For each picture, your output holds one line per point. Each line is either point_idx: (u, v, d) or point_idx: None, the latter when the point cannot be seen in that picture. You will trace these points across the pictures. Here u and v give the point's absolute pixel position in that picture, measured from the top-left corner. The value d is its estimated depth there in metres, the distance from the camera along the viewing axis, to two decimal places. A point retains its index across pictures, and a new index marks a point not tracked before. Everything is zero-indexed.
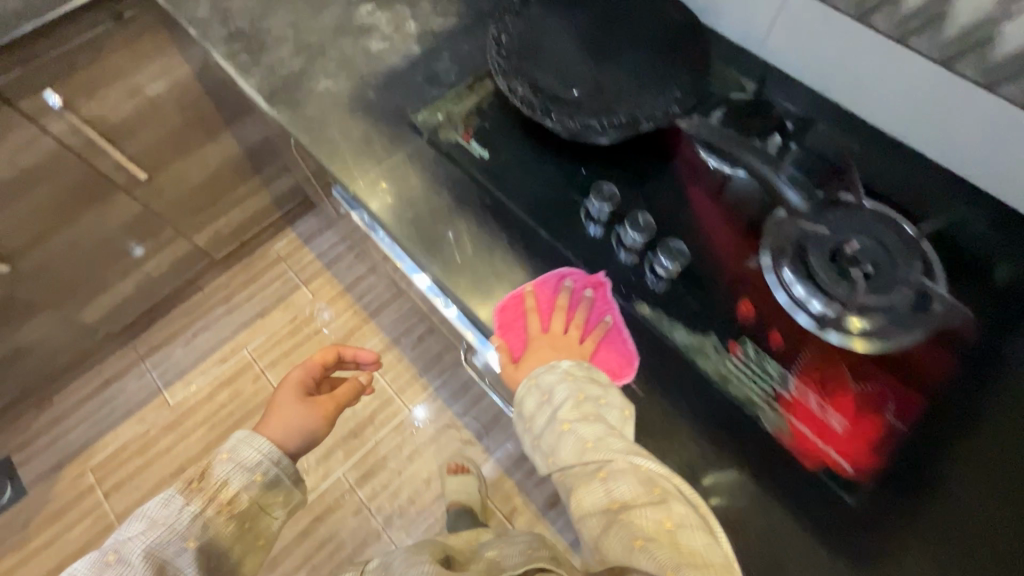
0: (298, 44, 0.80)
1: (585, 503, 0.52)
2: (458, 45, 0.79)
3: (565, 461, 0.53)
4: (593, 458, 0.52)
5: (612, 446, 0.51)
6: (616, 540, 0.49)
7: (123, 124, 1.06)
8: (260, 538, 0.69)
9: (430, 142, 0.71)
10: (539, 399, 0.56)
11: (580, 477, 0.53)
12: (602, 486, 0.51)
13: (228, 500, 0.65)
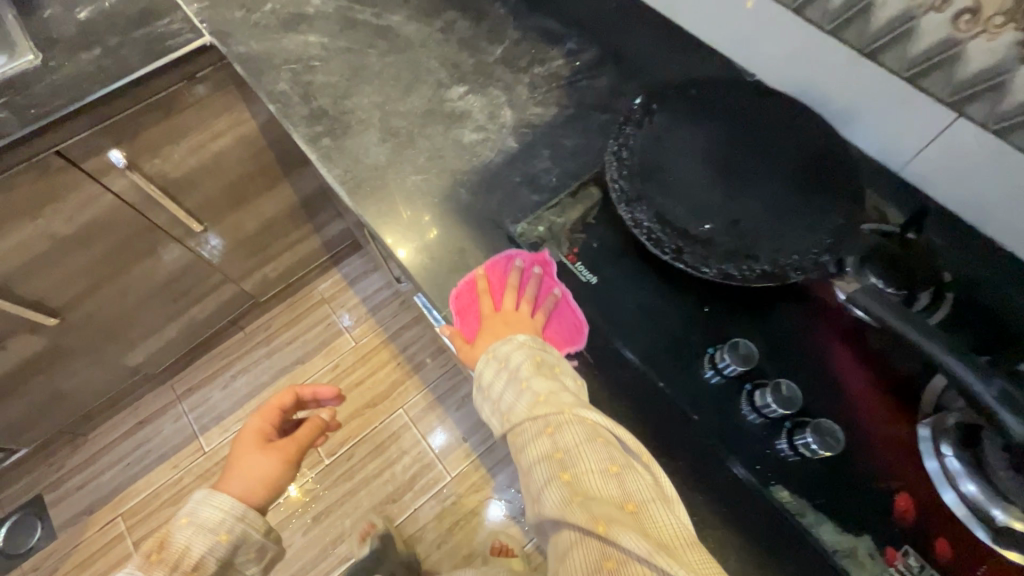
0: (385, 129, 0.74)
1: (527, 456, 0.51)
2: (560, 140, 0.72)
3: (515, 418, 0.52)
4: (543, 412, 0.51)
5: (561, 398, 0.51)
6: (552, 493, 0.47)
7: (184, 178, 1.02)
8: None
9: (527, 257, 0.64)
10: (497, 367, 0.55)
11: (522, 430, 0.52)
12: (548, 439, 0.50)
13: (193, 569, 0.62)
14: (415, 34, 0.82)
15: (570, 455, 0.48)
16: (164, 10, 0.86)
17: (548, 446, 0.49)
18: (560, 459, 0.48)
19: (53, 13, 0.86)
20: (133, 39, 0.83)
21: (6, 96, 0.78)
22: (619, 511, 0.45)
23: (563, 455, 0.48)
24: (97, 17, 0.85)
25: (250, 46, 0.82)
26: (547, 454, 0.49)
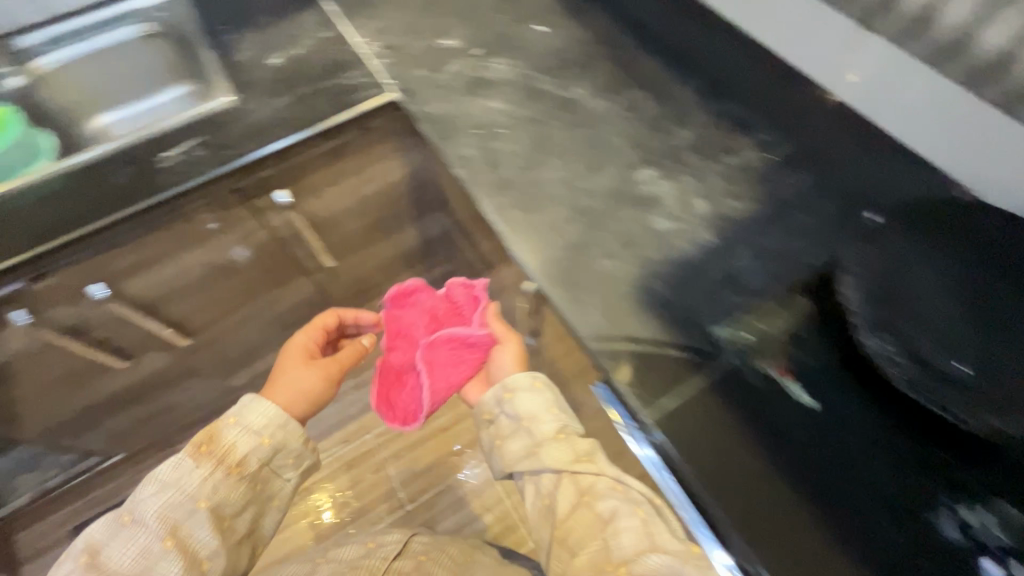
0: (573, 206, 0.72)
1: (604, 511, 0.61)
2: (759, 240, 0.69)
3: (598, 492, 0.63)
4: (635, 495, 0.62)
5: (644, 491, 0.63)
6: (627, 539, 0.59)
7: (330, 218, 1.03)
8: (274, 500, 0.72)
9: (738, 370, 0.60)
10: (544, 409, 0.70)
11: (601, 492, 0.63)
12: (633, 505, 0.61)
13: (237, 467, 0.68)
14: (602, 109, 0.81)
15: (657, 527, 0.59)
16: (352, 62, 0.88)
17: (632, 509, 0.61)
18: (646, 525, 0.59)
19: (247, 55, 0.90)
20: (321, 88, 0.85)
21: (203, 135, 0.81)
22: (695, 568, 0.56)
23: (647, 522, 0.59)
24: (288, 63, 0.88)
25: (435, 105, 0.83)
26: (636, 530, 0.59)
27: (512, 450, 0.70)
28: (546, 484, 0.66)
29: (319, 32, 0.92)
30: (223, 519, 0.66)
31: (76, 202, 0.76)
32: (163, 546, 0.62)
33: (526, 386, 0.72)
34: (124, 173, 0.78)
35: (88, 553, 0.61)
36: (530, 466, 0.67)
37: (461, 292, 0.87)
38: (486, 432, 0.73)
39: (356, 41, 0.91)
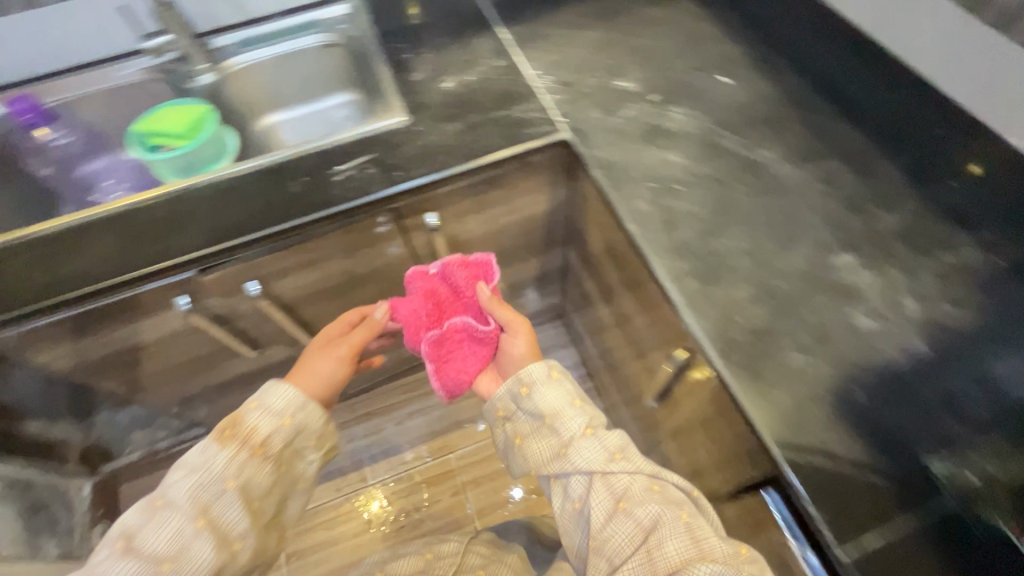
0: (759, 285, 0.65)
1: (644, 517, 0.64)
2: (987, 360, 0.59)
3: (636, 494, 0.66)
4: (674, 498, 0.65)
5: (675, 494, 0.66)
6: (672, 543, 0.60)
7: (466, 242, 1.02)
8: (294, 483, 0.73)
9: (956, 516, 0.52)
10: (565, 402, 0.75)
11: (637, 497, 0.65)
12: (671, 504, 0.64)
13: (261, 449, 0.68)
14: (794, 178, 0.74)
15: (699, 529, 0.62)
16: (525, 95, 0.86)
17: (674, 512, 0.63)
18: (690, 530, 0.62)
19: (421, 76, 0.90)
20: (491, 118, 0.84)
21: (375, 153, 0.82)
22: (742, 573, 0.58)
23: (690, 529, 0.62)
24: (460, 88, 0.88)
25: (608, 150, 0.79)
26: (682, 536, 0.61)
27: (540, 451, 0.73)
28: (579, 488, 0.69)
29: (494, 60, 0.91)
30: (249, 500, 0.66)
31: (254, 205, 0.78)
32: (194, 527, 0.62)
33: (543, 378, 0.76)
34: (300, 182, 0.80)
35: (126, 537, 0.61)
36: (566, 469, 0.70)
37: (461, 275, 0.82)
38: (511, 432, 0.77)
39: (529, 72, 0.89)
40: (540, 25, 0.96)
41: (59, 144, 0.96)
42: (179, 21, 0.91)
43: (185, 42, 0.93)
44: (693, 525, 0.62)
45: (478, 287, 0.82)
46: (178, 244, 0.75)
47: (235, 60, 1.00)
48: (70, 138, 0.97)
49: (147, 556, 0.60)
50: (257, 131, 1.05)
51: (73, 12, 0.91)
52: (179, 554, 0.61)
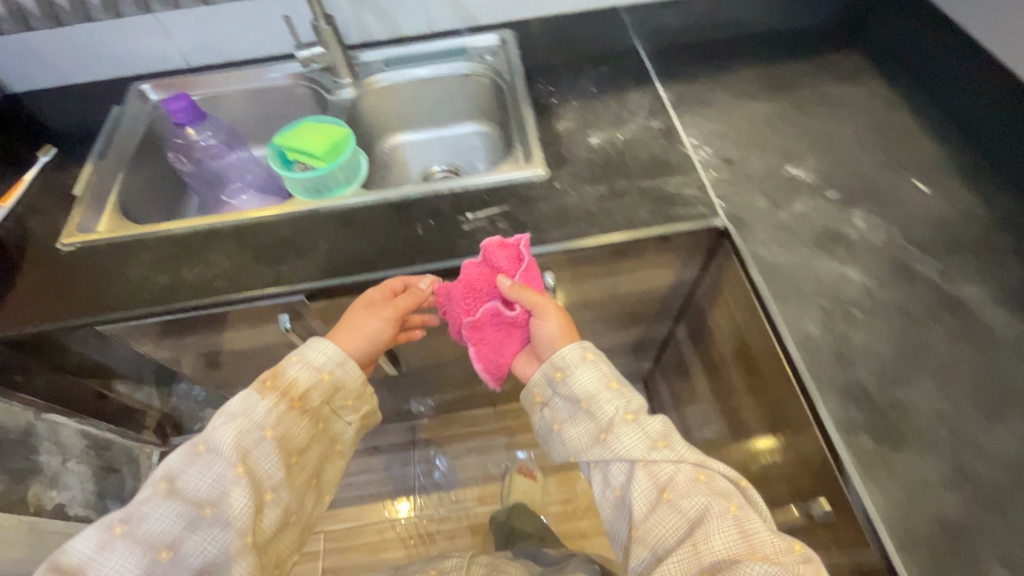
0: (954, 463, 0.53)
1: (689, 510, 0.60)
2: None
3: (679, 483, 0.62)
4: (724, 493, 0.61)
5: (719, 484, 0.62)
6: (718, 538, 0.57)
7: (576, 304, 0.94)
8: (329, 442, 0.69)
9: None
10: (598, 387, 0.68)
11: (682, 487, 0.61)
12: (714, 498, 0.60)
13: (301, 401, 0.65)
14: (1007, 330, 0.61)
15: (749, 526, 0.58)
16: (679, 167, 0.77)
17: (719, 507, 0.59)
18: (738, 527, 0.58)
19: (566, 126, 0.84)
20: (640, 187, 0.76)
21: (508, 206, 0.76)
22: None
23: (738, 525, 0.58)
24: (608, 147, 0.81)
25: (773, 251, 0.68)
26: (732, 534, 0.57)
27: (576, 438, 0.68)
28: (619, 477, 0.65)
29: (648, 121, 0.83)
30: (286, 454, 0.63)
31: (374, 242, 0.74)
32: (234, 476, 0.58)
33: (577, 361, 0.69)
34: (426, 224, 0.75)
35: (166, 479, 0.58)
36: (606, 458, 0.65)
37: (500, 257, 0.67)
38: (546, 414, 0.72)
39: (688, 142, 0.80)
40: (703, 88, 0.87)
41: (204, 146, 0.91)
42: (335, 39, 0.90)
43: (335, 56, 0.92)
44: (740, 520, 0.58)
45: (503, 280, 0.66)
46: (295, 271, 0.73)
47: (378, 78, 0.97)
48: (214, 139, 0.91)
49: (187, 500, 0.57)
50: (384, 149, 1.03)
51: (240, 12, 0.93)
52: (220, 499, 0.58)
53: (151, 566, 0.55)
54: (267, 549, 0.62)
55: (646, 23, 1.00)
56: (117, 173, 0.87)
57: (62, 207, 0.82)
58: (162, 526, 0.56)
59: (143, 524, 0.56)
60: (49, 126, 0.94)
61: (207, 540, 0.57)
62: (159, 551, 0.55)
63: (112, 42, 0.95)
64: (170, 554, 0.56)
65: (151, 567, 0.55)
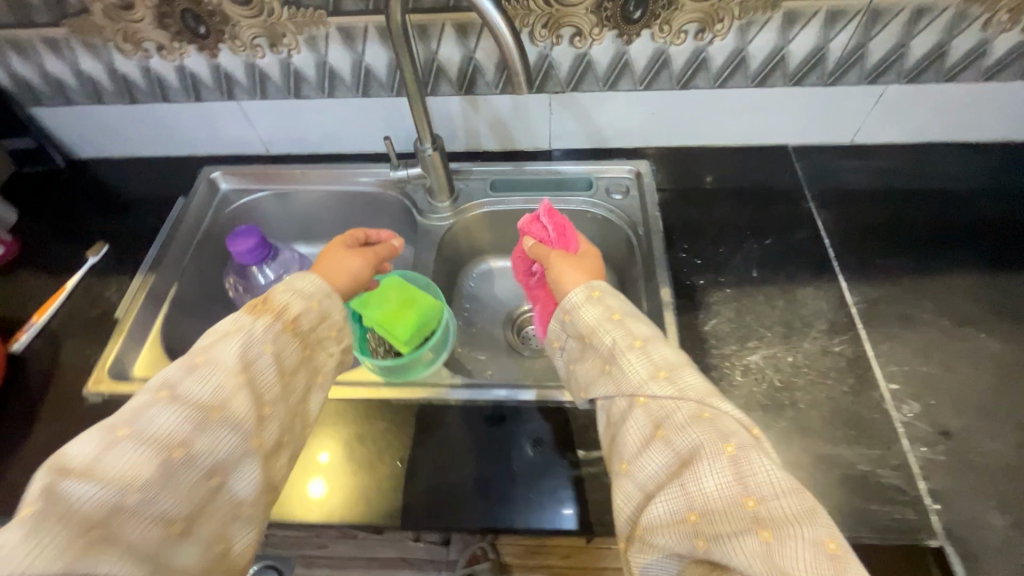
0: None
1: (681, 446, 0.44)
2: None
3: (674, 418, 0.46)
4: (721, 427, 0.44)
5: (727, 424, 0.45)
6: (708, 474, 0.42)
7: None
8: (316, 377, 0.48)
9: None
10: (601, 313, 0.55)
11: (681, 423, 0.45)
12: (717, 436, 0.44)
13: (297, 325, 0.46)
14: None
15: (750, 467, 0.41)
16: (875, 431, 0.57)
17: (716, 444, 0.43)
18: (735, 468, 0.41)
19: (717, 328, 0.65)
20: (818, 453, 0.56)
21: None
22: (823, 560, 0.35)
23: (736, 467, 0.42)
24: (773, 374, 0.61)
25: None
26: (727, 482, 0.41)
27: (583, 374, 0.55)
28: (620, 411, 0.50)
29: (829, 340, 0.63)
30: (284, 374, 0.44)
31: (454, 471, 0.58)
32: (238, 381, 0.41)
33: (582, 300, 0.57)
34: (521, 454, 0.58)
35: (163, 386, 0.40)
36: (609, 392, 0.51)
37: (540, 227, 0.69)
38: (558, 356, 0.59)
39: (886, 389, 0.59)
40: (905, 298, 0.66)
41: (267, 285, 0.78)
42: (440, 164, 0.74)
43: (438, 181, 0.76)
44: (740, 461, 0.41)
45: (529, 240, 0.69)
46: (349, 509, 0.55)
47: (480, 205, 0.81)
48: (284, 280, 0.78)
49: (192, 406, 0.39)
50: (471, 280, 0.87)
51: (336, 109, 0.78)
52: (234, 400, 0.40)
53: (158, 469, 0.36)
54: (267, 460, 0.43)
55: (824, 176, 0.79)
56: (168, 288, 0.75)
57: (102, 334, 0.70)
58: (172, 423, 0.38)
59: (156, 420, 0.38)
60: (108, 207, 0.84)
61: (220, 446, 0.39)
62: (168, 450, 0.37)
63: (187, 122, 0.82)
64: (190, 450, 0.38)
65: (156, 469, 0.36)
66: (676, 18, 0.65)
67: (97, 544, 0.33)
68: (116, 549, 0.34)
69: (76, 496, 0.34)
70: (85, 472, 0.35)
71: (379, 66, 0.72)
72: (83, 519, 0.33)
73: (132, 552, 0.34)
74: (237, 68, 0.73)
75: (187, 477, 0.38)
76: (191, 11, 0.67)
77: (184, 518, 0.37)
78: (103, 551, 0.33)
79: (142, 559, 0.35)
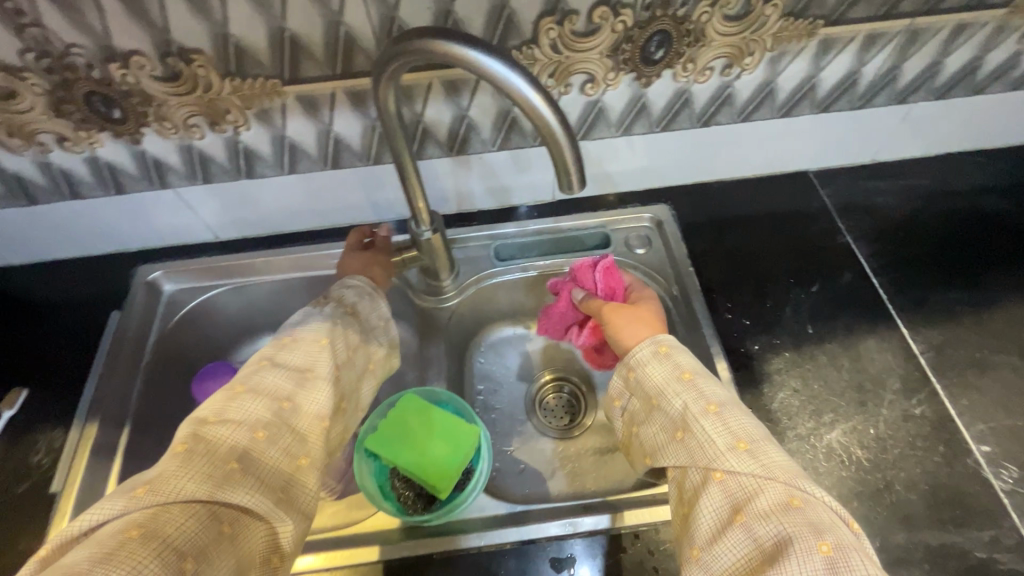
0: None
1: (765, 536, 0.36)
2: None
3: (760, 503, 0.37)
4: (813, 518, 0.36)
5: (823, 517, 0.36)
6: None
7: None
8: (370, 364, 0.52)
9: None
10: (669, 369, 0.47)
11: (767, 509, 0.37)
12: (811, 530, 0.35)
13: (354, 312, 0.53)
14: None
15: None
16: (982, 508, 0.51)
17: (809, 540, 0.34)
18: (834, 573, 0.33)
19: (786, 403, 0.57)
20: (930, 546, 0.49)
21: None
22: None
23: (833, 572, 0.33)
24: (860, 452, 0.54)
25: None
26: None
27: (649, 438, 0.46)
28: (688, 488, 0.42)
29: (908, 403, 0.57)
30: (344, 351, 0.49)
31: None
32: (320, 345, 0.47)
33: (648, 356, 0.48)
34: None
35: (264, 356, 0.45)
36: (678, 462, 0.43)
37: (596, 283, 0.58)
38: (616, 416, 0.50)
39: (979, 453, 0.54)
40: (970, 338, 0.61)
41: None
42: (440, 245, 0.63)
43: (438, 261, 0.65)
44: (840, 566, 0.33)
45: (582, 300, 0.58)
46: None
47: (484, 277, 0.69)
48: None
49: (289, 369, 0.44)
50: (480, 356, 0.74)
51: (308, 180, 0.64)
52: (321, 361, 0.46)
53: (271, 415, 0.41)
54: (340, 421, 0.47)
55: (854, 202, 0.72)
56: (118, 437, 0.59)
57: (38, 514, 0.55)
58: (277, 380, 0.43)
59: (267, 378, 0.43)
60: (16, 334, 0.66)
61: (317, 400, 0.43)
62: (277, 401, 0.41)
63: (112, 219, 0.66)
64: (296, 403, 0.42)
65: (273, 415, 0.41)
66: (701, 55, 0.56)
67: (235, 475, 0.37)
68: (249, 483, 0.38)
69: (217, 435, 0.39)
70: (217, 419, 0.40)
71: (352, 136, 0.59)
72: (224, 454, 0.38)
73: (261, 485, 0.38)
74: (169, 152, 0.58)
75: (296, 423, 0.42)
76: (99, 94, 0.51)
77: (303, 456, 0.41)
78: (240, 485, 0.37)
79: (270, 490, 0.38)
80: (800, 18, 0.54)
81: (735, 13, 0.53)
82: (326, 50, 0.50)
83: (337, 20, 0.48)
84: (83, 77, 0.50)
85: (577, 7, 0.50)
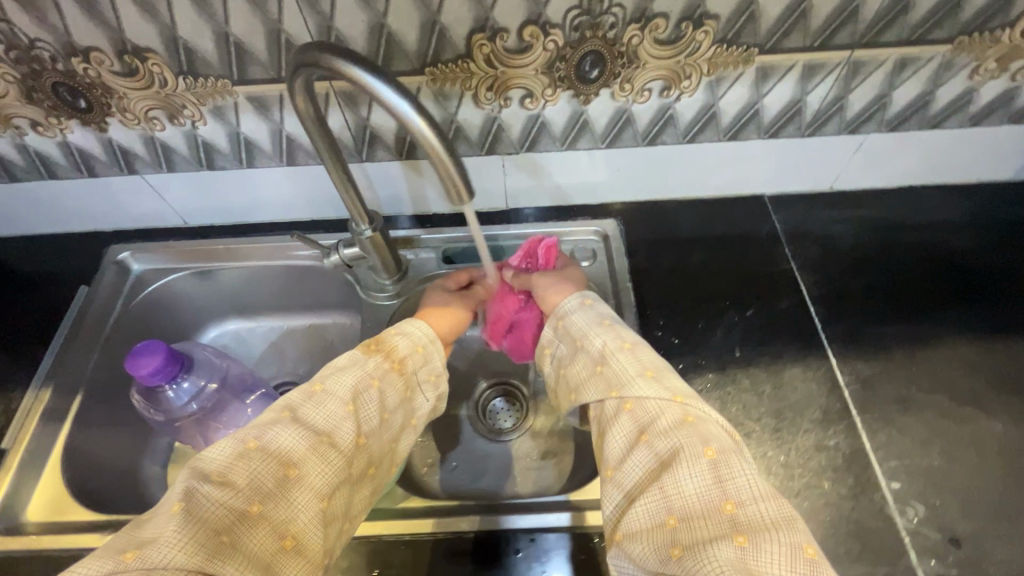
0: None
1: (663, 448, 0.40)
2: None
3: (659, 421, 0.41)
4: (700, 428, 0.40)
5: (711, 428, 0.40)
6: (687, 475, 0.37)
7: None
8: (411, 419, 0.51)
9: None
10: (593, 318, 0.52)
11: (667, 427, 0.41)
12: (699, 439, 0.39)
13: None
14: None
15: (730, 472, 0.37)
16: (880, 545, 0.51)
17: (697, 447, 0.39)
18: (715, 471, 0.37)
19: None
20: None
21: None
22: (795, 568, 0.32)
23: (715, 469, 0.38)
24: (766, 479, 0.54)
25: None
26: (705, 486, 0.37)
27: (573, 375, 0.50)
28: (603, 418, 0.46)
29: (823, 433, 0.57)
30: None
31: None
32: (346, 411, 0.44)
33: (575, 306, 0.53)
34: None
35: (286, 407, 0.43)
36: (597, 391, 0.46)
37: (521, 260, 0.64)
38: (548, 363, 0.54)
39: (888, 490, 0.54)
40: (900, 374, 0.60)
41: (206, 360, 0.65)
42: (382, 245, 0.64)
43: (381, 262, 0.66)
44: (720, 464, 0.37)
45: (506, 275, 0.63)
46: None
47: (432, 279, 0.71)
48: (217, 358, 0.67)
49: (308, 429, 0.42)
50: None
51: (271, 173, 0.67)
52: (343, 428, 0.43)
53: (273, 485, 0.39)
54: (367, 485, 0.46)
55: (805, 228, 0.72)
56: (69, 404, 0.64)
57: None
58: (293, 441, 0.41)
59: (280, 437, 0.41)
60: None
61: (321, 470, 0.41)
62: None
63: (88, 200, 0.71)
64: (300, 470, 0.40)
65: (274, 484, 0.39)
66: (638, 76, 0.57)
67: (225, 548, 0.35)
68: (238, 559, 0.36)
69: (209, 500, 0.37)
70: (219, 478, 0.38)
71: (302, 135, 0.62)
72: (216, 522, 0.36)
73: (252, 560, 0.36)
74: (134, 142, 0.63)
75: (298, 495, 0.40)
76: (65, 84, 0.56)
77: (288, 536, 0.38)
78: (229, 559, 0.35)
79: (256, 563, 0.36)
80: (733, 45, 0.55)
81: (666, 38, 0.54)
82: (270, 55, 0.53)
83: (277, 27, 0.51)
84: (49, 68, 0.54)
85: (507, 25, 0.52)
